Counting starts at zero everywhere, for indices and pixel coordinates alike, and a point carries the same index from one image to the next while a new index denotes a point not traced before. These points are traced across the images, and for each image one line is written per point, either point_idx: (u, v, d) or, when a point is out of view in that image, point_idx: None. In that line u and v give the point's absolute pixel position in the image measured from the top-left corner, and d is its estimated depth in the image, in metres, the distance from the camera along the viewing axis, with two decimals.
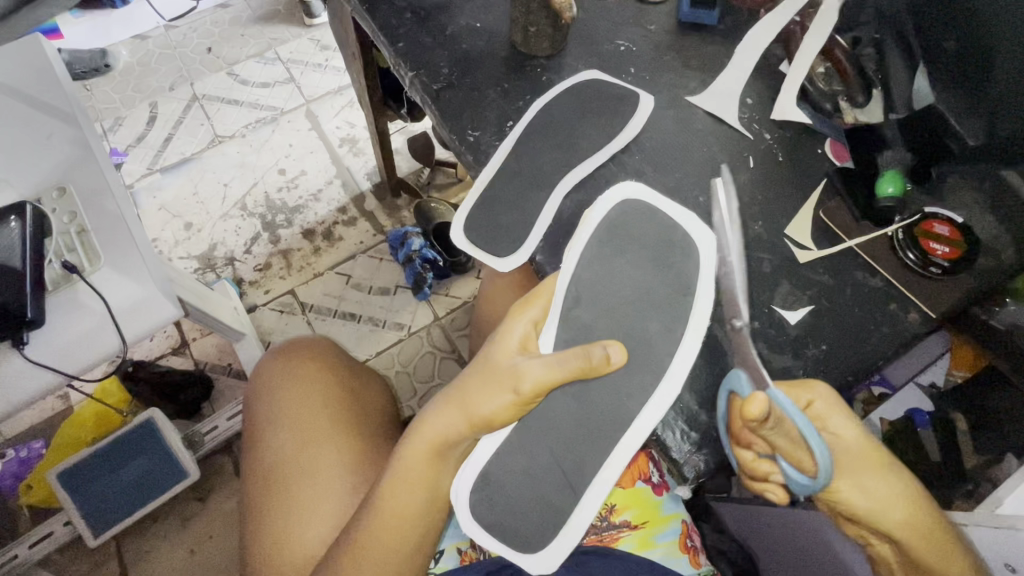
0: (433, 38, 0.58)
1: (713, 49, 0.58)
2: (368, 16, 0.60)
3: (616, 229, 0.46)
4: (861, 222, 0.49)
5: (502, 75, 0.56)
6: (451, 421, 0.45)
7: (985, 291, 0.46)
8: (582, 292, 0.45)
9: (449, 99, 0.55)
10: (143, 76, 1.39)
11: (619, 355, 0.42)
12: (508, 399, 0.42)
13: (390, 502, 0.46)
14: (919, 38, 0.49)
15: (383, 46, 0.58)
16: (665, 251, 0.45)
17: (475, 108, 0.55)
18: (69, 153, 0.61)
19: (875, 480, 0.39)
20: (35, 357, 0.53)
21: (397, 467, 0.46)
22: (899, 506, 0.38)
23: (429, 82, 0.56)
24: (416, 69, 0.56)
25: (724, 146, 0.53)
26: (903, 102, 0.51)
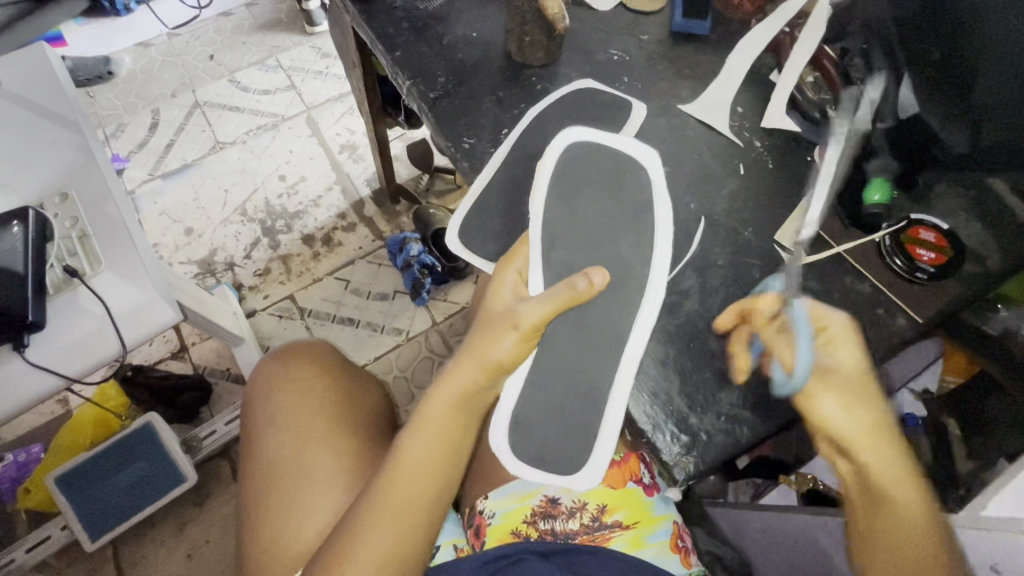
0: (429, 48, 0.59)
1: (705, 58, 0.59)
2: (366, 25, 0.61)
3: (566, 169, 0.50)
4: (849, 229, 0.50)
5: (498, 83, 0.57)
6: (466, 372, 0.48)
7: (970, 297, 0.46)
8: (554, 236, 0.49)
9: (446, 107, 0.56)
10: (146, 83, 1.41)
11: (600, 278, 0.46)
12: (513, 337, 0.46)
13: (408, 455, 0.47)
14: (903, 47, 0.49)
15: (382, 55, 0.60)
16: (618, 180, 0.50)
17: (471, 116, 0.56)
18: (72, 158, 0.62)
19: (862, 401, 0.44)
20: (37, 360, 0.54)
21: (419, 415, 0.48)
22: (871, 425, 0.43)
23: (426, 91, 0.57)
24: (413, 78, 0.58)
25: (716, 154, 0.54)
26: (891, 111, 0.50)
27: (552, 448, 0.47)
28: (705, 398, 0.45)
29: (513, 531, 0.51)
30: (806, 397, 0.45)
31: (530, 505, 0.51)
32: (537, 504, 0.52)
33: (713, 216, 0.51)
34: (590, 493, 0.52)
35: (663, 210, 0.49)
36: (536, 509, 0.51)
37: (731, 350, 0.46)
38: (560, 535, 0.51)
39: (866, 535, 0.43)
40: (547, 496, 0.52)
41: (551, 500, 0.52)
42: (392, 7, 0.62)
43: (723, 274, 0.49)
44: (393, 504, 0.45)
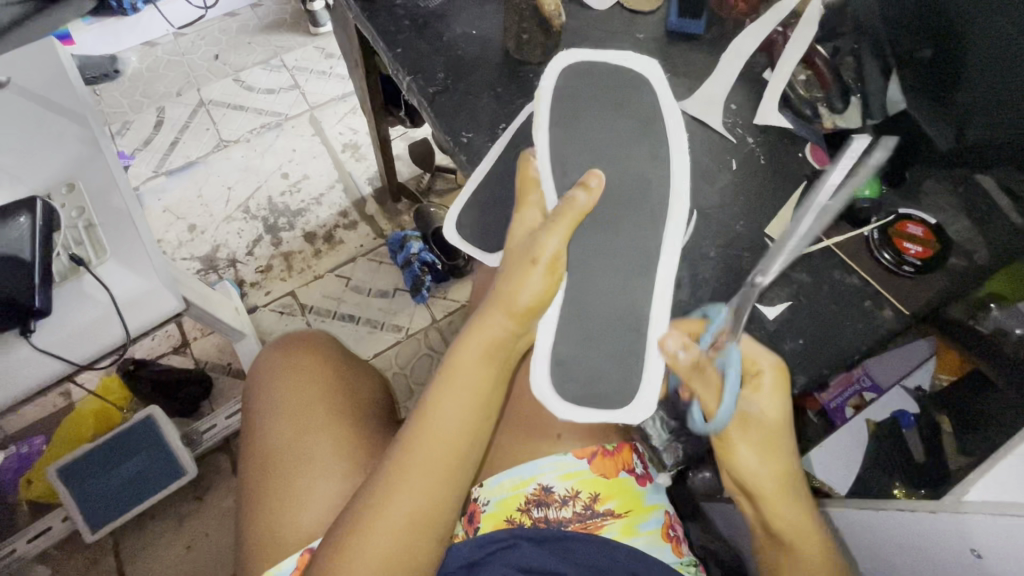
0: (429, 45, 0.60)
1: (700, 57, 0.60)
2: (368, 23, 0.62)
3: (565, 91, 0.50)
4: (839, 223, 0.51)
5: (496, 80, 0.58)
6: (494, 320, 0.47)
7: (955, 290, 0.47)
8: (567, 161, 0.48)
9: (444, 103, 0.57)
10: (152, 81, 1.43)
11: (596, 179, 0.46)
12: (539, 272, 0.45)
13: (435, 413, 0.46)
14: (892, 46, 0.51)
15: (383, 52, 0.61)
16: (622, 91, 0.50)
17: (470, 111, 0.57)
18: (78, 151, 0.63)
19: (770, 461, 0.45)
20: (41, 345, 0.55)
21: (447, 367, 0.47)
22: (780, 486, 0.45)
23: (425, 87, 0.58)
24: (413, 74, 0.59)
25: (709, 150, 0.55)
26: (879, 107, 0.53)
27: (594, 385, 0.47)
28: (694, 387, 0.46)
29: (507, 519, 0.51)
30: (792, 386, 0.46)
31: (524, 494, 0.52)
32: (531, 493, 0.52)
33: (705, 210, 0.52)
34: (583, 482, 0.52)
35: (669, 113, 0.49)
36: (530, 497, 0.52)
37: None
38: (553, 524, 0.51)
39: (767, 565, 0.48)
40: (541, 484, 0.52)
41: (545, 488, 0.52)
42: (393, 6, 0.63)
43: (714, 267, 0.50)
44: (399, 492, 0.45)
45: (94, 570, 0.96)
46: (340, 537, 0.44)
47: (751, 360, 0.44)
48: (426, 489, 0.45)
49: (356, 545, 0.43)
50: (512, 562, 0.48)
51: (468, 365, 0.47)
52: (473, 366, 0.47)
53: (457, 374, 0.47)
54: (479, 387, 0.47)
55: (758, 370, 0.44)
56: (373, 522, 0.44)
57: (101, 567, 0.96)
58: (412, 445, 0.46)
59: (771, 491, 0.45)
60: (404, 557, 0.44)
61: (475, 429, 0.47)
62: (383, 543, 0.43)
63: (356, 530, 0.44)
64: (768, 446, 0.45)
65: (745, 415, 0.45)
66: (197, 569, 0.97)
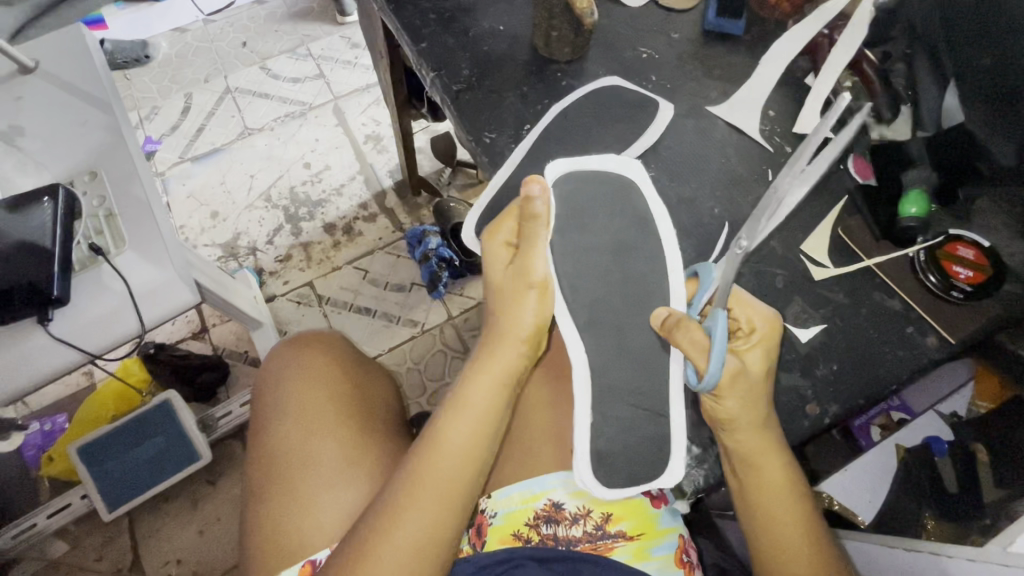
0: (455, 40, 0.59)
1: (737, 59, 0.57)
2: (393, 14, 0.60)
3: (566, 200, 0.47)
4: (881, 242, 0.48)
5: (523, 78, 0.56)
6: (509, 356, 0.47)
7: (1010, 319, 0.44)
8: (572, 279, 0.46)
9: (468, 101, 0.55)
10: (180, 67, 1.43)
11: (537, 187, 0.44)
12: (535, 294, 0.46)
13: (446, 436, 0.45)
14: (948, 54, 0.47)
15: (407, 45, 0.59)
16: (614, 200, 0.47)
17: (492, 111, 0.55)
18: (102, 139, 0.63)
19: (755, 473, 0.42)
20: (59, 334, 0.55)
21: (454, 400, 0.47)
22: (763, 456, 0.42)
23: (449, 84, 0.56)
24: (438, 69, 0.57)
25: (743, 158, 0.52)
26: (932, 119, 0.49)
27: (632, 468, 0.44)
28: None
29: (514, 533, 0.50)
30: (824, 415, 0.43)
31: (533, 508, 0.50)
32: (541, 508, 0.50)
33: (737, 222, 0.50)
34: (594, 500, 0.50)
35: (659, 213, 0.47)
36: (539, 512, 0.50)
37: None
38: (562, 542, 0.49)
39: (744, 499, 0.44)
40: (552, 500, 0.50)
41: (555, 504, 0.50)
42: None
43: (745, 283, 0.47)
44: (397, 523, 0.43)
45: (109, 548, 0.97)
46: (355, 550, 0.43)
47: (743, 318, 0.43)
48: (442, 508, 0.44)
49: (372, 560, 0.42)
50: None
51: (473, 399, 0.46)
52: (482, 390, 0.46)
53: (457, 408, 0.46)
54: (489, 410, 0.46)
55: (751, 328, 0.42)
56: (392, 531, 0.42)
57: (117, 545, 0.98)
58: (425, 466, 0.44)
59: (753, 499, 0.43)
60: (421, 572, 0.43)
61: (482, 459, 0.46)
62: (400, 557, 0.42)
63: (373, 544, 0.42)
64: (759, 459, 0.42)
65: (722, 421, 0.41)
66: (208, 554, 0.98)
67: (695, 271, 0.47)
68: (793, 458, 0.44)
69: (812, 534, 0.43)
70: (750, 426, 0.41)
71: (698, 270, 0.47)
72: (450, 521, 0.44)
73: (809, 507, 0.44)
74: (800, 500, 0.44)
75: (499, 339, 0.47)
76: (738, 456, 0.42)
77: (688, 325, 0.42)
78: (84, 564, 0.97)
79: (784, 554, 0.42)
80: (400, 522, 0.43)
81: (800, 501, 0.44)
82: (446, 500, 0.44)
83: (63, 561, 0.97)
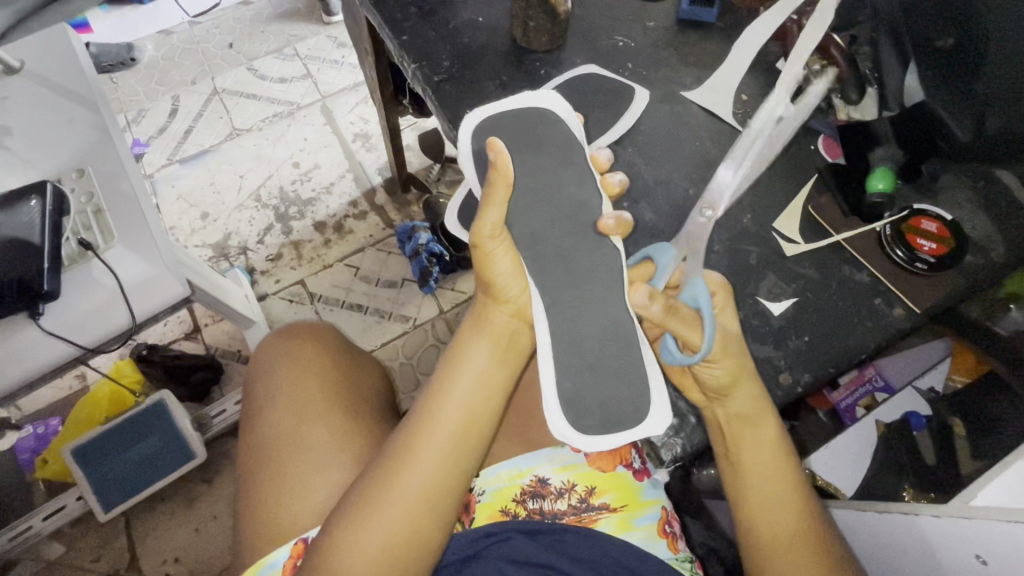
0: (435, 32, 0.60)
1: (711, 46, 0.59)
2: (373, 9, 0.61)
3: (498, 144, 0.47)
4: (850, 218, 0.50)
5: (501, 68, 0.58)
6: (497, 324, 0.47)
7: (970, 288, 0.46)
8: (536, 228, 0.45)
9: (447, 92, 0.57)
10: (167, 70, 1.44)
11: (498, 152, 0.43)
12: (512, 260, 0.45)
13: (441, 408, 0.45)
14: (909, 33, 0.49)
15: (388, 39, 0.60)
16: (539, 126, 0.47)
17: (470, 100, 0.56)
18: (89, 137, 0.64)
19: (748, 435, 0.44)
20: (49, 327, 0.56)
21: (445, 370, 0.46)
22: (753, 414, 0.44)
23: (430, 75, 0.57)
24: (419, 61, 0.58)
25: (717, 141, 0.54)
26: (896, 99, 0.52)
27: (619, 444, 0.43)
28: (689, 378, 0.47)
29: (502, 509, 0.51)
30: (796, 383, 0.45)
31: (519, 485, 0.52)
32: (527, 484, 0.52)
33: None
34: (579, 475, 0.52)
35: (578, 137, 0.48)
36: (526, 488, 0.52)
37: None
38: (548, 515, 0.51)
39: (734, 460, 0.45)
40: (538, 476, 0.52)
41: (541, 480, 0.52)
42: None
43: (720, 261, 0.49)
44: (398, 481, 0.43)
45: (107, 549, 0.98)
46: (353, 506, 0.43)
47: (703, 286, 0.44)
48: (442, 460, 0.44)
49: (370, 513, 0.42)
50: (508, 554, 0.48)
51: (472, 360, 0.46)
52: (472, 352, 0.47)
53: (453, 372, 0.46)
54: (485, 379, 0.46)
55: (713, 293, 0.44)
56: (396, 486, 0.43)
57: (114, 546, 0.98)
58: (423, 428, 0.44)
59: (745, 458, 0.45)
60: (424, 523, 0.43)
61: (482, 422, 0.46)
62: (402, 510, 0.42)
63: (371, 497, 0.43)
64: (748, 424, 0.44)
65: (722, 385, 0.42)
66: (205, 551, 0.98)
67: (647, 255, 0.47)
68: (782, 423, 0.46)
69: (799, 499, 0.45)
70: (747, 384, 0.43)
71: (648, 254, 0.47)
72: (452, 479, 0.44)
73: (795, 466, 0.46)
74: (786, 459, 0.45)
75: (491, 306, 0.47)
76: (736, 416, 0.44)
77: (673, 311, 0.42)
78: (82, 566, 0.97)
79: (771, 514, 0.44)
80: (402, 481, 0.43)
81: (789, 466, 0.45)
82: (444, 460, 0.44)
83: (61, 562, 0.97)
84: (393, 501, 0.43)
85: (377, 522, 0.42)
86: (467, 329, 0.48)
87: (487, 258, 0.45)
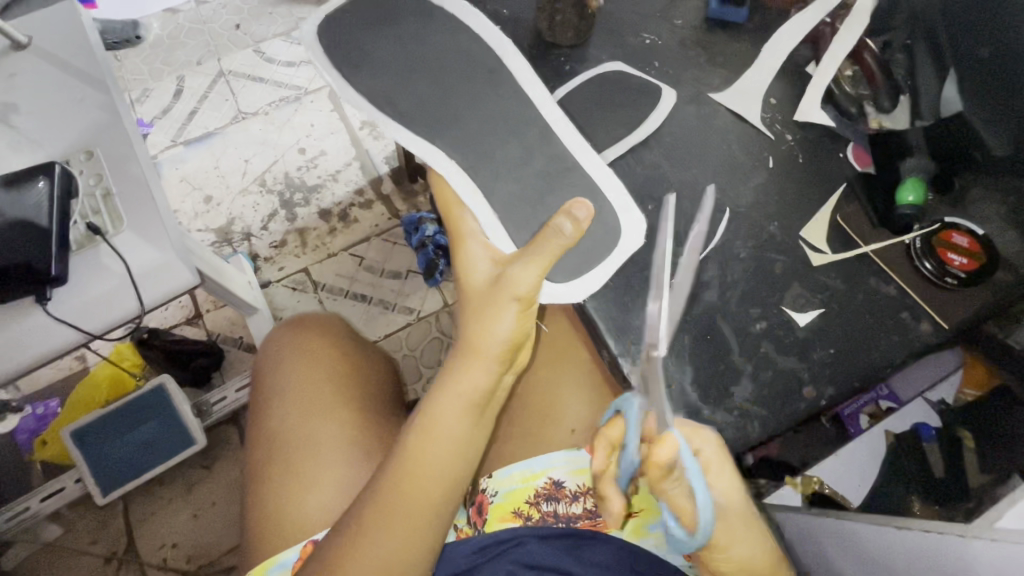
0: (436, 86, 0.52)
1: (740, 46, 0.57)
2: (358, 71, 0.52)
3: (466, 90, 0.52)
4: (878, 228, 0.49)
5: (520, 122, 0.51)
6: (475, 362, 0.45)
7: (999, 304, 0.46)
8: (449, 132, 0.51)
9: (460, 160, 0.50)
10: (173, 49, 1.41)
11: (582, 212, 0.41)
12: (514, 307, 0.44)
13: (417, 445, 0.45)
14: (949, 42, 0.47)
15: (369, 78, 0.52)
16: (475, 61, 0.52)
17: (484, 159, 0.50)
18: (98, 118, 0.62)
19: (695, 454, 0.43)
20: (57, 313, 0.55)
21: (424, 412, 0.46)
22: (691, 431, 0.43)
23: (436, 142, 0.51)
24: (425, 125, 0.51)
25: (744, 145, 0.53)
26: (931, 111, 0.50)
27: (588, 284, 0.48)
28: (719, 392, 0.45)
29: (515, 510, 0.52)
30: (820, 397, 0.45)
31: (534, 487, 0.51)
32: (541, 486, 0.52)
33: (737, 207, 0.51)
34: None
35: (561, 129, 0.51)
36: (540, 490, 0.51)
37: (748, 344, 0.46)
38: (562, 518, 0.51)
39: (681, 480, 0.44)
40: (552, 478, 0.51)
41: (555, 483, 0.51)
42: (384, 41, 0.53)
43: (746, 268, 0.49)
44: (386, 513, 0.43)
45: (104, 532, 0.97)
46: (363, 519, 0.44)
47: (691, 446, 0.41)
48: (427, 489, 0.44)
49: (363, 538, 0.43)
50: (519, 558, 0.50)
51: (448, 398, 0.45)
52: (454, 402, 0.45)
53: (445, 378, 0.46)
54: (466, 414, 0.45)
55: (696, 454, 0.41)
56: (383, 512, 0.44)
57: (111, 529, 0.98)
58: (408, 468, 0.44)
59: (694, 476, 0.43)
60: (413, 543, 0.44)
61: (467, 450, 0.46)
62: (390, 537, 0.43)
63: (362, 525, 0.44)
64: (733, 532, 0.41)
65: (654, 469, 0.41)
66: (204, 538, 0.98)
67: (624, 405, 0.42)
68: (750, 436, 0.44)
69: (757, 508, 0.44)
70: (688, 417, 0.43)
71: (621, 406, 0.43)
72: (447, 485, 0.45)
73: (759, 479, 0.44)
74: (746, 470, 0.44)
75: (467, 328, 0.45)
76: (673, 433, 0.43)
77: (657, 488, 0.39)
78: (79, 548, 0.97)
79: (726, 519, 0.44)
80: (391, 512, 0.44)
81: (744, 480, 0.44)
82: (433, 472, 0.44)
83: (57, 544, 0.97)
84: (384, 526, 0.43)
85: (373, 547, 0.43)
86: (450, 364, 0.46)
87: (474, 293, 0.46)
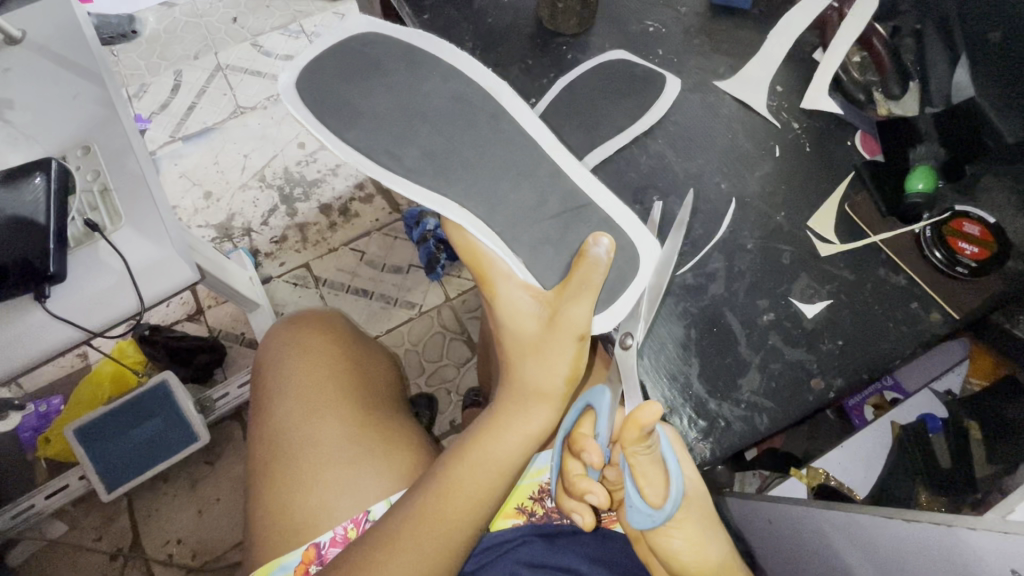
0: (438, 132, 0.46)
1: (746, 33, 0.56)
2: (354, 129, 0.46)
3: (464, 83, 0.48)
4: (887, 218, 0.49)
5: (530, 148, 0.46)
6: (530, 405, 0.46)
7: (1011, 293, 0.45)
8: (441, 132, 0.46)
9: (474, 200, 0.45)
10: (170, 43, 1.40)
11: (606, 241, 0.42)
12: (570, 347, 0.44)
13: (468, 479, 0.46)
14: (963, 27, 0.46)
15: (348, 86, 0.47)
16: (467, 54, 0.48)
17: (498, 198, 0.45)
18: (94, 113, 0.61)
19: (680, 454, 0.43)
20: (56, 311, 0.55)
21: (477, 450, 0.47)
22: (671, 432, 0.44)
23: (446, 192, 0.45)
24: (431, 175, 0.45)
25: (751, 134, 0.52)
26: (942, 97, 0.49)
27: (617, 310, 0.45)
28: (725, 385, 0.45)
29: (517, 507, 0.54)
30: (829, 388, 0.44)
31: (538, 482, 0.54)
32: (545, 482, 0.54)
33: (744, 198, 0.50)
34: None
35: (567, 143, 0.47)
36: (544, 486, 0.54)
37: (755, 337, 0.46)
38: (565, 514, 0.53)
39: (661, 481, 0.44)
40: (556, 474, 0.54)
41: None
42: (375, 93, 0.47)
43: (754, 259, 0.48)
44: (430, 538, 0.45)
45: (109, 528, 0.98)
46: (397, 535, 0.45)
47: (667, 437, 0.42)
48: (475, 511, 0.46)
49: (394, 550, 0.45)
50: (521, 557, 0.50)
51: (505, 438, 0.46)
52: (507, 439, 0.46)
53: (505, 418, 0.47)
54: (521, 449, 0.46)
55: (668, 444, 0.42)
56: (421, 531, 0.45)
57: (116, 525, 0.98)
58: (452, 494, 0.46)
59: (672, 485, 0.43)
60: (453, 554, 0.46)
61: (514, 470, 0.47)
62: (428, 551, 0.45)
63: (397, 537, 0.45)
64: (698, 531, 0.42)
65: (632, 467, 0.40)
66: (208, 534, 0.98)
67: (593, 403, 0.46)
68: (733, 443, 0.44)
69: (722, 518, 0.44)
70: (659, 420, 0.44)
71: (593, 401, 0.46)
72: (489, 502, 0.46)
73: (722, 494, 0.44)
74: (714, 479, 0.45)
75: (517, 373, 0.46)
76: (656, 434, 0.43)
77: (637, 450, 0.38)
78: (85, 544, 0.97)
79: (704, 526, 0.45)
80: (434, 535, 0.45)
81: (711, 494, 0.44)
82: (486, 497, 0.46)
83: (64, 540, 0.97)
84: (425, 547, 0.45)
85: (406, 559, 0.44)
86: (506, 408, 0.47)
87: (519, 335, 0.46)
